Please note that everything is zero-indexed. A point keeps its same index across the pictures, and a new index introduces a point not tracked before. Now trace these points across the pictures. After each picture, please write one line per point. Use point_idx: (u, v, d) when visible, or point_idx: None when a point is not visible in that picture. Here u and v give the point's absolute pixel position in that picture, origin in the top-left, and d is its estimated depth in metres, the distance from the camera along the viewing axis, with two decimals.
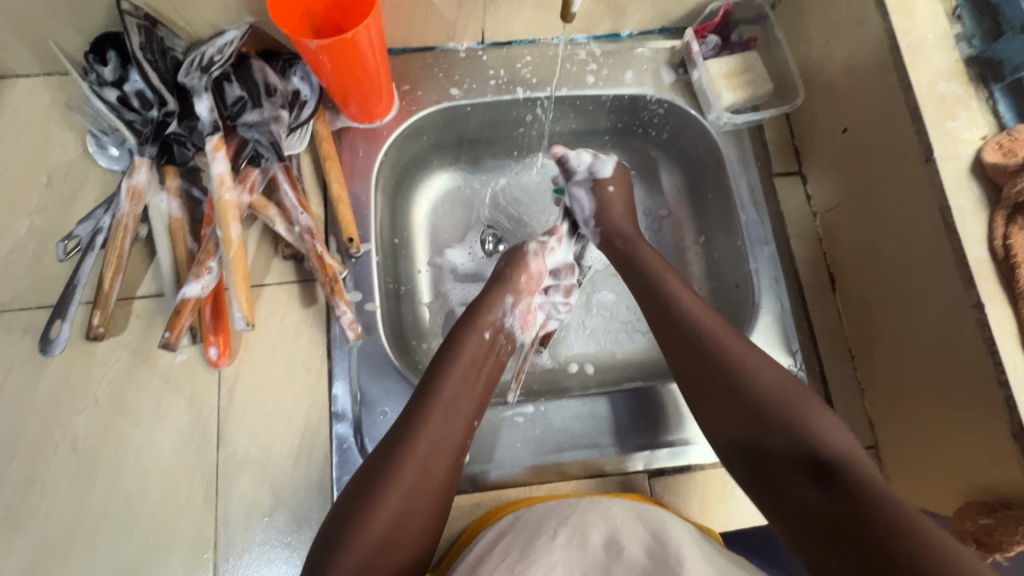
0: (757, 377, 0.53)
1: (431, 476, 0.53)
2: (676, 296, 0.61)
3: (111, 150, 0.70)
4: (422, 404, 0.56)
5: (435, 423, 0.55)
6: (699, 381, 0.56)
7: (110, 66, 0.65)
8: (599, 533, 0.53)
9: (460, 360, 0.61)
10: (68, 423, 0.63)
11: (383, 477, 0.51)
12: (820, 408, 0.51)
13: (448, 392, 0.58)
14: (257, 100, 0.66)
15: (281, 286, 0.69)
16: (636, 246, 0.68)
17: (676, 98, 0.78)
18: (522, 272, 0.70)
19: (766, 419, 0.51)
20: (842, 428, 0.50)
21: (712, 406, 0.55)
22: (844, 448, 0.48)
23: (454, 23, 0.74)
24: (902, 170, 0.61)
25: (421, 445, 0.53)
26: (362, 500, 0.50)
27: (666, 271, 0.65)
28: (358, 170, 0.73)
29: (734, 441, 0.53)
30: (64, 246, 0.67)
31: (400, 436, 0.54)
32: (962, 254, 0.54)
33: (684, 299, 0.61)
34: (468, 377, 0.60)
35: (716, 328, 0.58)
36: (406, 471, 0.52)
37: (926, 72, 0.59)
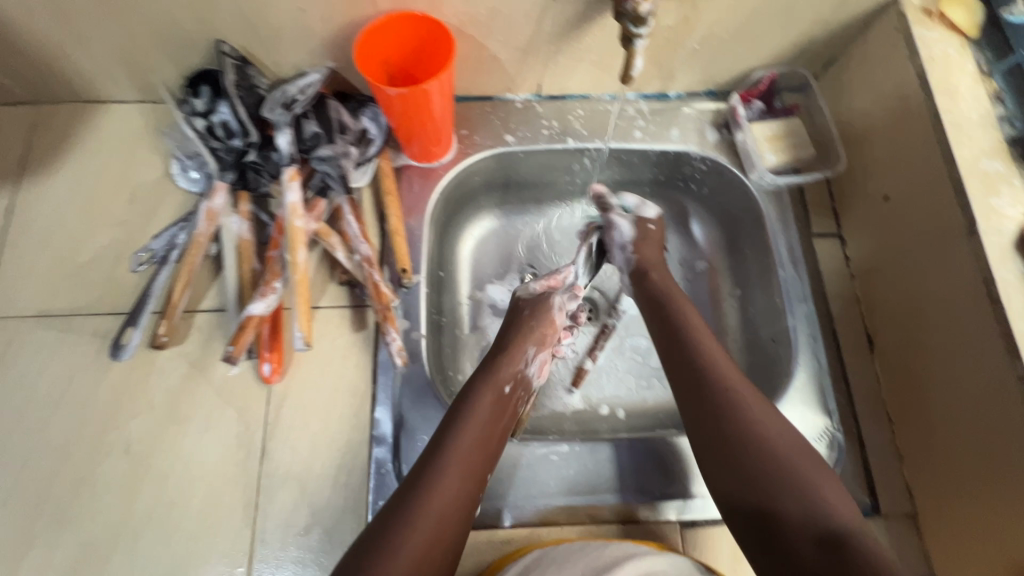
0: (770, 430, 0.54)
1: (456, 504, 0.53)
2: (700, 343, 0.62)
3: (192, 173, 0.75)
4: (447, 441, 0.57)
5: (457, 459, 0.55)
6: (712, 423, 0.56)
7: (202, 99, 0.71)
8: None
9: (471, 421, 0.59)
10: (123, 427, 0.66)
11: (413, 504, 0.51)
12: (827, 476, 0.52)
13: (470, 432, 0.58)
14: (331, 136, 0.72)
15: (334, 309, 0.72)
16: (671, 294, 0.68)
17: (719, 156, 0.81)
18: (548, 321, 0.71)
19: (774, 477, 0.52)
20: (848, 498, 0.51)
21: (717, 438, 0.55)
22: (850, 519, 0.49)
23: (515, 77, 0.79)
24: (944, 240, 0.63)
25: (451, 475, 0.54)
26: (398, 525, 0.49)
27: (688, 312, 0.66)
28: (413, 206, 0.78)
29: (731, 500, 0.53)
30: (139, 257, 0.72)
31: (430, 464, 0.55)
32: (1006, 326, 0.55)
33: (704, 345, 0.62)
34: (484, 428, 0.59)
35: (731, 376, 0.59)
36: (438, 501, 0.52)
37: (968, 149, 0.62)
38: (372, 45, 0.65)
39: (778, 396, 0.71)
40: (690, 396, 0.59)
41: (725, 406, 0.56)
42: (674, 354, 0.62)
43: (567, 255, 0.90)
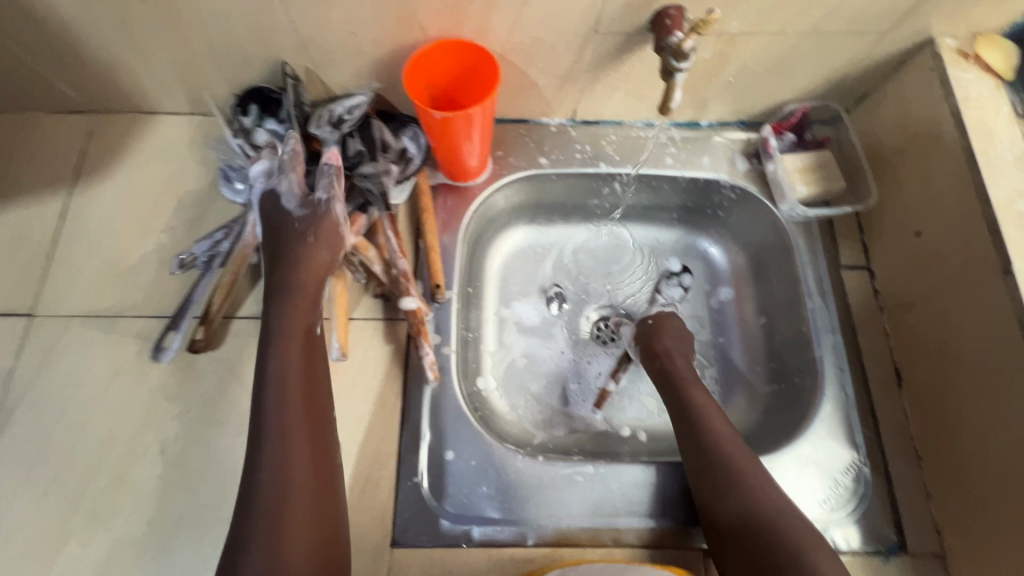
0: (767, 500, 0.59)
1: (309, 494, 0.54)
2: (706, 417, 0.66)
3: (236, 184, 0.78)
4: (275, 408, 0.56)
5: (294, 442, 0.54)
6: (716, 497, 0.61)
7: (251, 117, 0.74)
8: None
9: (287, 362, 0.58)
10: (161, 426, 0.68)
11: (274, 496, 0.52)
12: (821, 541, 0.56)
13: (296, 399, 0.56)
14: (373, 154, 0.75)
15: (368, 321, 0.74)
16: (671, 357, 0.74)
17: (749, 186, 0.83)
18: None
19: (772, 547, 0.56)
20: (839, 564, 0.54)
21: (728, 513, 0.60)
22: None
23: (551, 102, 0.81)
24: (978, 278, 0.63)
25: (294, 466, 0.53)
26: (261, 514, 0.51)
27: (693, 384, 0.70)
28: (448, 223, 0.80)
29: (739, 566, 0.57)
30: (181, 260, 0.74)
31: (261, 447, 0.54)
32: None
33: (709, 416, 0.66)
34: (298, 376, 0.58)
35: (732, 447, 0.63)
36: (301, 491, 0.53)
37: (1003, 189, 0.62)
38: (420, 69, 0.68)
39: (804, 427, 0.71)
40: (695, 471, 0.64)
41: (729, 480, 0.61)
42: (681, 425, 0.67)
43: (593, 276, 0.91)
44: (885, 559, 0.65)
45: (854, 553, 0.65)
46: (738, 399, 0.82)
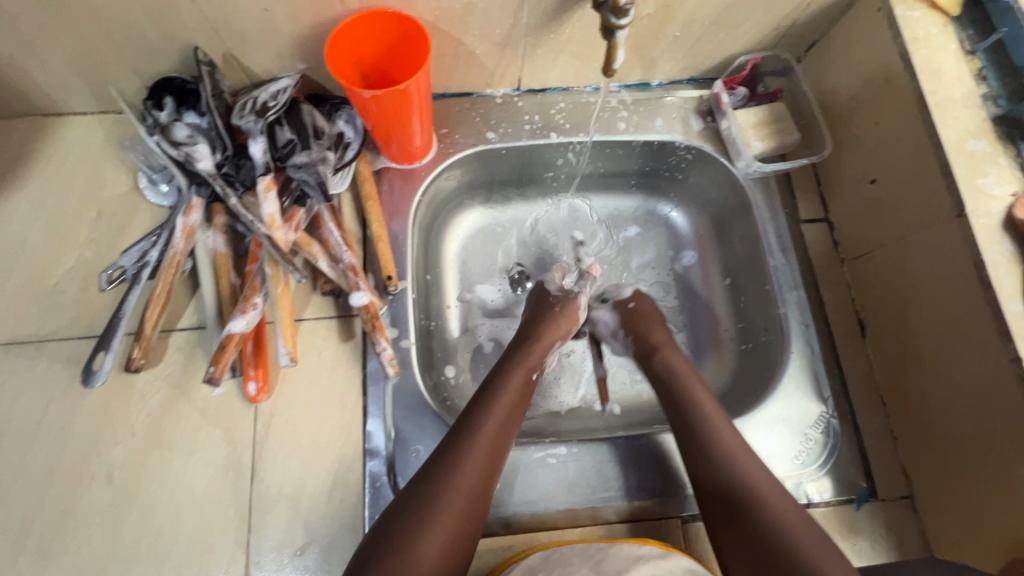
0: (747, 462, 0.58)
1: (476, 500, 0.55)
2: (705, 415, 0.62)
3: (161, 187, 0.72)
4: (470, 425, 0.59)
5: (498, 437, 0.59)
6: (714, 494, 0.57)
7: (166, 111, 0.67)
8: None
9: (504, 393, 0.63)
10: (105, 454, 0.64)
11: (430, 495, 0.54)
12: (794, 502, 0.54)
13: (495, 416, 0.61)
14: (306, 142, 0.69)
15: (319, 320, 0.70)
16: (665, 355, 0.72)
17: (704, 145, 0.80)
18: (572, 314, 0.76)
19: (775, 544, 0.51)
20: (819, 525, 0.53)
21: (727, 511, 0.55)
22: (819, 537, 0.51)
23: (493, 71, 0.77)
24: (933, 222, 0.62)
25: (470, 472, 0.56)
26: (411, 513, 0.52)
27: (692, 378, 0.67)
28: (396, 210, 0.76)
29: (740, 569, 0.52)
30: (108, 275, 0.69)
31: (449, 446, 0.58)
32: (998, 309, 0.55)
33: (709, 413, 0.62)
34: (508, 409, 0.62)
35: (733, 441, 0.60)
36: (466, 478, 0.55)
37: (954, 130, 0.61)
38: (345, 45, 0.63)
39: (773, 386, 0.71)
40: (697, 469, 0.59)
41: (727, 476, 0.57)
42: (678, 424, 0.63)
43: (557, 253, 0.89)
44: (856, 507, 0.66)
45: (828, 505, 0.66)
46: (709, 363, 0.82)
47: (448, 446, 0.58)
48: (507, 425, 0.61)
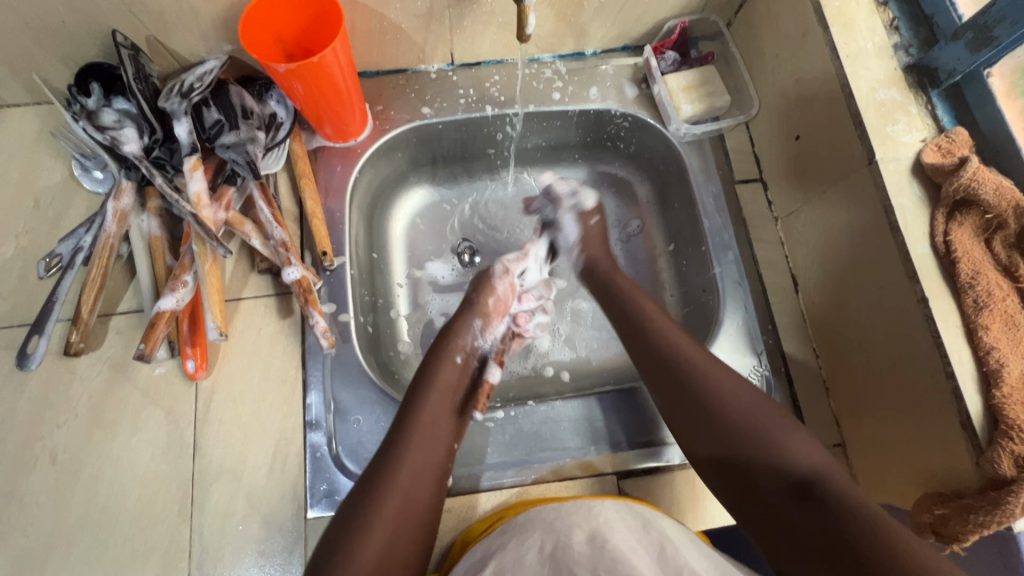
0: (715, 376, 0.57)
1: (418, 499, 0.54)
2: (679, 349, 0.61)
3: (95, 173, 0.73)
4: (400, 427, 0.59)
5: (433, 429, 0.59)
6: (684, 416, 0.57)
7: (94, 97, 0.67)
8: (582, 532, 0.53)
9: (437, 387, 0.63)
10: (47, 437, 0.64)
11: (370, 503, 0.52)
12: (784, 421, 0.54)
13: (423, 414, 0.60)
14: (233, 122, 0.69)
15: (258, 299, 0.71)
16: (614, 279, 0.72)
17: (639, 111, 0.81)
18: (490, 296, 0.73)
19: (748, 446, 0.52)
20: (811, 444, 0.52)
21: (702, 434, 0.55)
22: (813, 466, 0.50)
23: (423, 46, 0.77)
24: (850, 172, 0.63)
25: (403, 473, 0.55)
26: (352, 517, 0.51)
27: (660, 317, 0.65)
28: (333, 188, 0.76)
29: (718, 478, 0.54)
30: (47, 263, 0.69)
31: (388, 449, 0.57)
32: (906, 251, 0.56)
33: (679, 346, 0.61)
34: (443, 402, 0.62)
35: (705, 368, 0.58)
36: (410, 475, 0.55)
37: (865, 80, 0.62)
38: (260, 22, 0.63)
39: (707, 343, 0.72)
40: (663, 396, 0.59)
41: (693, 400, 0.57)
42: (647, 361, 0.62)
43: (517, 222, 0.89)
44: None
45: None
46: None
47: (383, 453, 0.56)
48: (436, 422, 0.60)
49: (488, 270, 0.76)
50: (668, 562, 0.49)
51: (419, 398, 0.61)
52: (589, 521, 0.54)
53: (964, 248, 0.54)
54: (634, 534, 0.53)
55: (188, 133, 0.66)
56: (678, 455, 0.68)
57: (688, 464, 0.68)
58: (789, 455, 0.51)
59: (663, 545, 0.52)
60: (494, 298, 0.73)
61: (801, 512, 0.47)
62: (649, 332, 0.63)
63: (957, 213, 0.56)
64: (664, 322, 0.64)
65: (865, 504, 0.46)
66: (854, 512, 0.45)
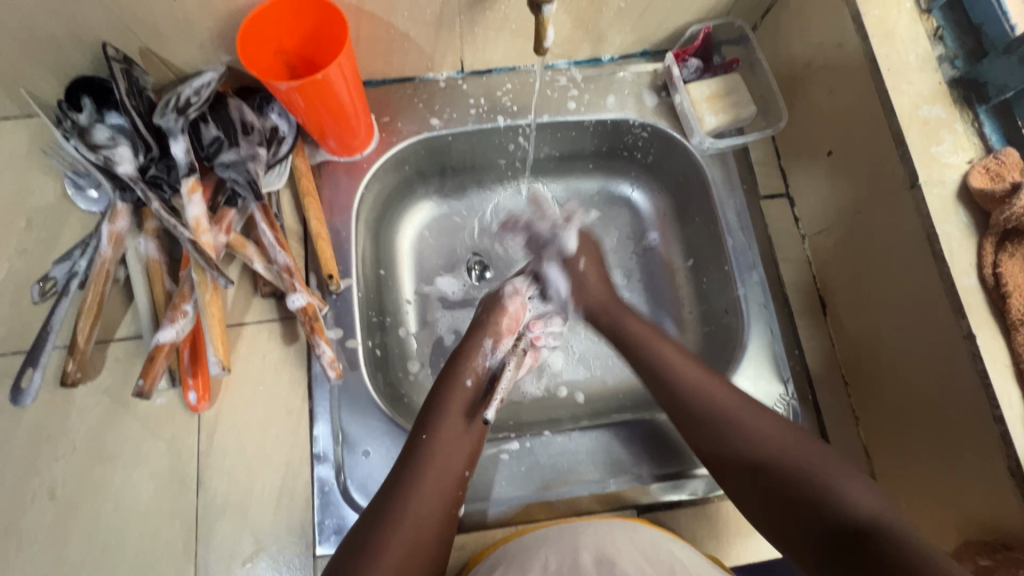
0: (756, 430, 0.55)
1: (427, 527, 0.53)
2: (713, 400, 0.58)
3: (90, 192, 0.69)
4: (407, 452, 0.57)
5: (446, 460, 0.57)
6: (723, 459, 0.56)
7: (85, 113, 0.63)
8: (591, 554, 0.51)
9: (448, 410, 0.60)
10: (46, 471, 0.62)
11: (376, 531, 0.51)
12: (837, 463, 0.52)
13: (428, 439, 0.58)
14: (233, 138, 0.65)
15: (261, 324, 0.68)
16: (624, 321, 0.68)
17: (659, 121, 0.77)
18: (502, 315, 0.70)
19: (792, 484, 0.51)
20: (866, 483, 0.50)
21: (740, 472, 0.55)
22: (872, 508, 0.48)
23: (432, 54, 0.73)
24: (888, 194, 0.60)
25: (411, 499, 0.54)
26: (358, 543, 0.51)
27: (681, 358, 0.62)
28: (338, 205, 0.73)
29: (769, 527, 0.53)
30: (41, 288, 0.66)
31: (397, 478, 0.55)
32: (950, 284, 0.53)
33: (703, 385, 0.59)
34: (457, 429, 0.59)
35: (737, 411, 0.57)
36: (421, 508, 0.53)
37: (907, 95, 0.58)
38: (258, 34, 0.59)
39: (731, 369, 0.68)
40: (700, 443, 0.57)
41: (728, 445, 0.55)
42: (671, 406, 0.60)
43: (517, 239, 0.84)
44: None
45: None
46: None
47: (394, 480, 0.55)
48: (445, 445, 0.57)
49: (500, 289, 0.73)
50: None
51: (425, 420, 0.59)
52: (596, 542, 0.53)
53: (1015, 282, 0.50)
54: (643, 556, 0.51)
55: (185, 151, 0.63)
56: (700, 489, 0.65)
57: (710, 499, 0.66)
58: (839, 496, 0.49)
59: (673, 568, 0.50)
60: (510, 312, 0.70)
61: (850, 556, 0.46)
62: (673, 379, 0.60)
63: (1007, 243, 0.52)
64: (682, 362, 0.61)
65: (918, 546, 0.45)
66: (913, 561, 0.43)
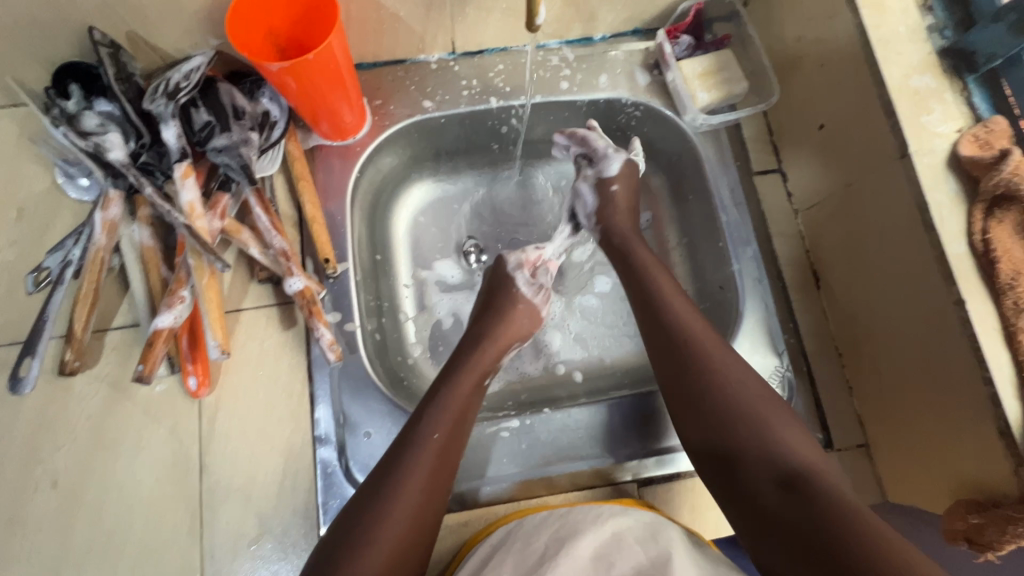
0: (727, 380, 0.54)
1: (425, 524, 0.49)
2: (694, 336, 0.57)
3: (80, 181, 0.69)
4: (410, 450, 0.52)
5: (444, 456, 0.53)
6: (677, 381, 0.56)
7: (73, 100, 0.63)
8: (589, 544, 0.51)
9: (450, 404, 0.57)
10: (48, 460, 0.62)
11: (370, 520, 0.47)
12: (783, 412, 0.53)
13: (438, 440, 0.53)
14: (225, 123, 0.65)
15: (259, 309, 0.68)
16: (632, 245, 0.68)
17: (652, 100, 0.77)
18: (525, 313, 0.70)
19: (735, 426, 0.51)
20: (801, 433, 0.51)
21: (682, 411, 0.55)
22: (806, 458, 0.49)
23: (423, 35, 0.72)
24: (879, 165, 0.60)
25: (410, 497, 0.49)
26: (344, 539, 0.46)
27: (676, 297, 0.61)
28: (333, 189, 0.72)
29: (709, 454, 0.53)
30: (35, 277, 0.66)
31: (388, 470, 0.50)
32: (941, 251, 0.54)
33: (692, 332, 0.58)
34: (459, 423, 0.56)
35: (716, 355, 0.56)
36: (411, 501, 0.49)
37: (897, 66, 0.58)
38: (248, 15, 0.59)
39: (727, 344, 0.69)
40: (683, 405, 0.55)
41: (692, 377, 0.55)
42: (654, 337, 0.60)
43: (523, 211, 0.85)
44: None
45: None
46: None
47: (384, 472, 0.50)
48: (452, 448, 0.54)
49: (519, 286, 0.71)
50: None
51: (434, 419, 0.55)
52: (596, 530, 0.53)
53: (1004, 248, 0.51)
54: (641, 547, 0.51)
55: (178, 138, 0.62)
56: None
57: None
58: (777, 446, 0.49)
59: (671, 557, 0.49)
60: (524, 312, 0.70)
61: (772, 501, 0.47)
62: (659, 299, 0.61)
63: (996, 209, 0.53)
64: (681, 303, 0.61)
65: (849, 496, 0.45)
66: (837, 501, 0.44)
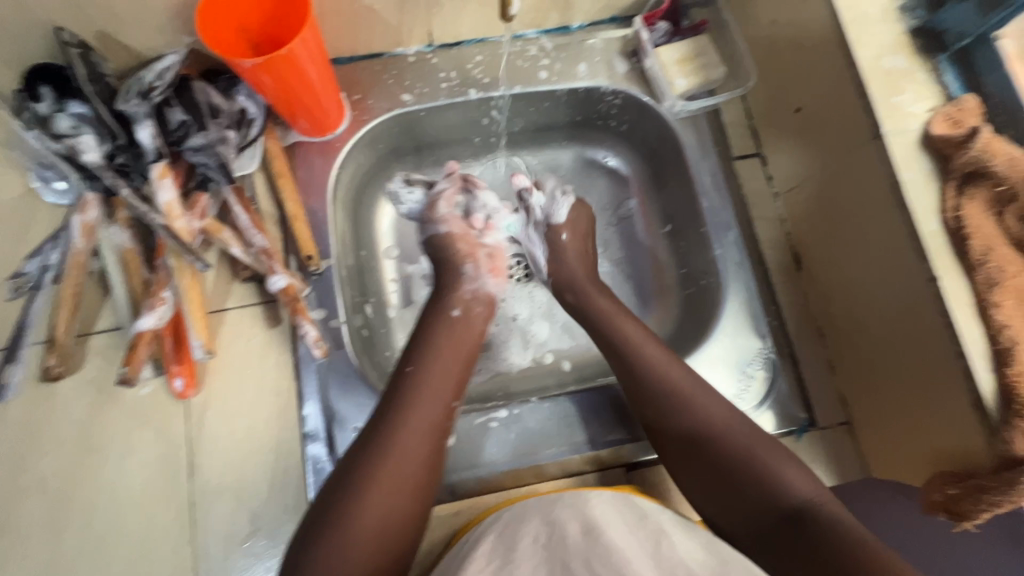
0: (709, 416, 0.56)
1: (412, 476, 0.52)
2: (669, 379, 0.59)
3: (56, 184, 0.67)
4: (397, 409, 0.55)
5: (429, 415, 0.55)
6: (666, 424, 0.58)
7: (45, 101, 0.60)
8: (577, 524, 0.51)
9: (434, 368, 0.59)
10: (35, 466, 0.62)
11: (361, 476, 0.50)
12: (780, 454, 0.54)
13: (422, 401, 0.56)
14: (201, 122, 0.65)
15: (243, 309, 0.68)
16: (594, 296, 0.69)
17: (630, 88, 0.77)
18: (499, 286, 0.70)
19: (734, 468, 0.54)
20: (806, 471, 0.53)
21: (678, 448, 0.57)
22: (808, 494, 0.51)
23: (399, 28, 0.72)
24: (852, 147, 0.61)
25: (395, 454, 0.52)
26: (324, 518, 0.48)
27: (645, 341, 0.63)
28: (313, 186, 0.72)
29: (710, 498, 0.55)
30: (13, 284, 0.65)
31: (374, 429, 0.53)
32: (915, 229, 0.55)
33: (663, 369, 0.60)
34: (443, 381, 0.58)
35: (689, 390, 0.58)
36: (400, 459, 0.51)
37: (869, 47, 0.59)
38: (219, 10, 0.59)
39: (710, 328, 0.70)
40: (678, 443, 0.57)
41: (677, 422, 0.57)
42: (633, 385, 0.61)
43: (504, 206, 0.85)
44: (796, 438, 0.67)
45: None
46: (653, 312, 0.80)
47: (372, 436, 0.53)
48: (437, 405, 0.56)
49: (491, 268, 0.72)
50: (665, 562, 0.47)
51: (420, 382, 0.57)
52: (582, 511, 0.52)
53: (975, 225, 0.52)
54: (630, 526, 0.51)
55: (154, 139, 0.62)
56: None
57: None
58: (777, 483, 0.52)
59: (660, 539, 0.50)
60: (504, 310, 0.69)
61: (782, 533, 0.50)
62: (630, 345, 0.62)
63: (968, 185, 0.54)
64: (647, 341, 0.63)
65: (852, 526, 0.48)
66: (837, 532, 0.47)
